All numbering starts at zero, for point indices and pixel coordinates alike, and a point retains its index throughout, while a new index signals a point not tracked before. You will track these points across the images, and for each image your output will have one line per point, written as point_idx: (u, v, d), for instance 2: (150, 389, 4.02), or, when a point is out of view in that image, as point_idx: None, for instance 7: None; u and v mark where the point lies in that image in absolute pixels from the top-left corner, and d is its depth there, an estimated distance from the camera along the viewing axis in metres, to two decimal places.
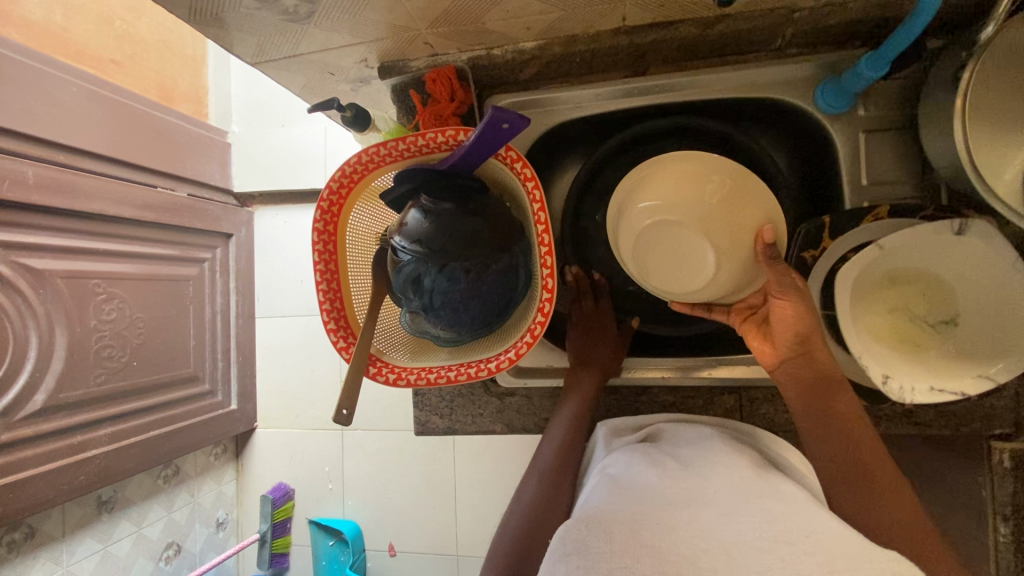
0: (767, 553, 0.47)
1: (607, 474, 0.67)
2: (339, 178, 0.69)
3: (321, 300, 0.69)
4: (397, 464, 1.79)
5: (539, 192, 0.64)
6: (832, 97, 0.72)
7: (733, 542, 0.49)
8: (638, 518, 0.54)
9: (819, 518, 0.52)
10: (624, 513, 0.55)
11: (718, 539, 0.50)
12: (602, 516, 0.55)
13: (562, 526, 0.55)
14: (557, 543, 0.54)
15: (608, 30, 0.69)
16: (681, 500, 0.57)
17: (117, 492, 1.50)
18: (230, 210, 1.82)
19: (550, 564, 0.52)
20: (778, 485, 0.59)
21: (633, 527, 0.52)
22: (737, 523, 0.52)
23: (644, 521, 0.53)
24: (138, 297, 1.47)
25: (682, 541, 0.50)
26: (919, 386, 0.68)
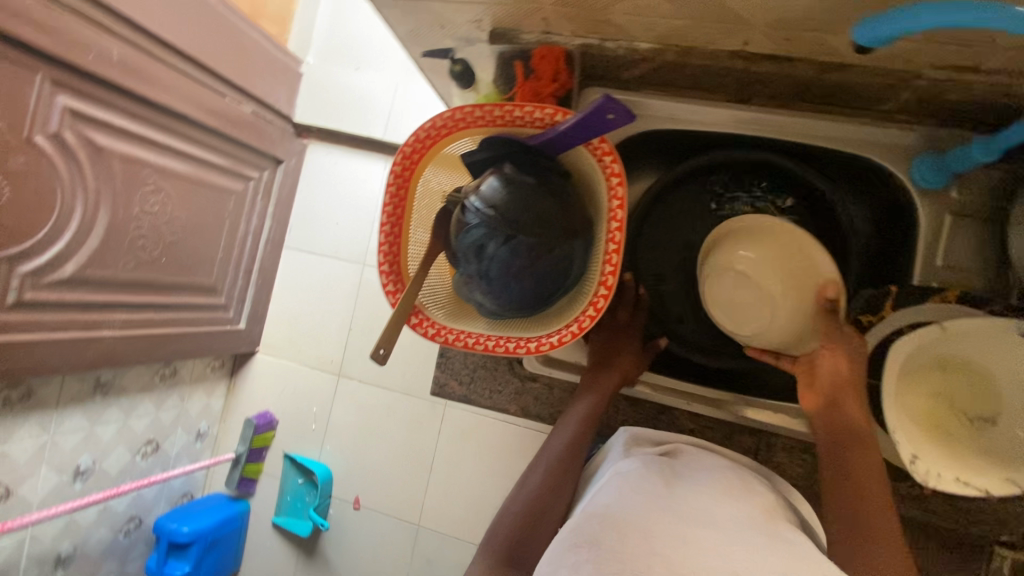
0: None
1: (617, 477, 0.67)
2: (429, 129, 0.70)
3: (381, 240, 0.72)
4: (384, 421, 1.81)
5: (622, 190, 0.65)
6: (931, 172, 0.76)
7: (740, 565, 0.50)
8: (652, 524, 0.54)
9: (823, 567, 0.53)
10: (637, 519, 0.55)
11: (729, 560, 0.50)
12: (616, 518, 0.55)
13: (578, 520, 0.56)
14: (570, 535, 0.54)
15: (727, 50, 0.67)
16: (692, 516, 0.57)
17: (115, 377, 1.53)
18: (286, 138, 1.83)
19: (560, 552, 0.53)
20: (786, 530, 0.59)
21: (647, 533, 0.53)
22: (748, 555, 0.52)
23: (656, 529, 0.53)
24: (182, 196, 1.49)
25: (695, 552, 0.51)
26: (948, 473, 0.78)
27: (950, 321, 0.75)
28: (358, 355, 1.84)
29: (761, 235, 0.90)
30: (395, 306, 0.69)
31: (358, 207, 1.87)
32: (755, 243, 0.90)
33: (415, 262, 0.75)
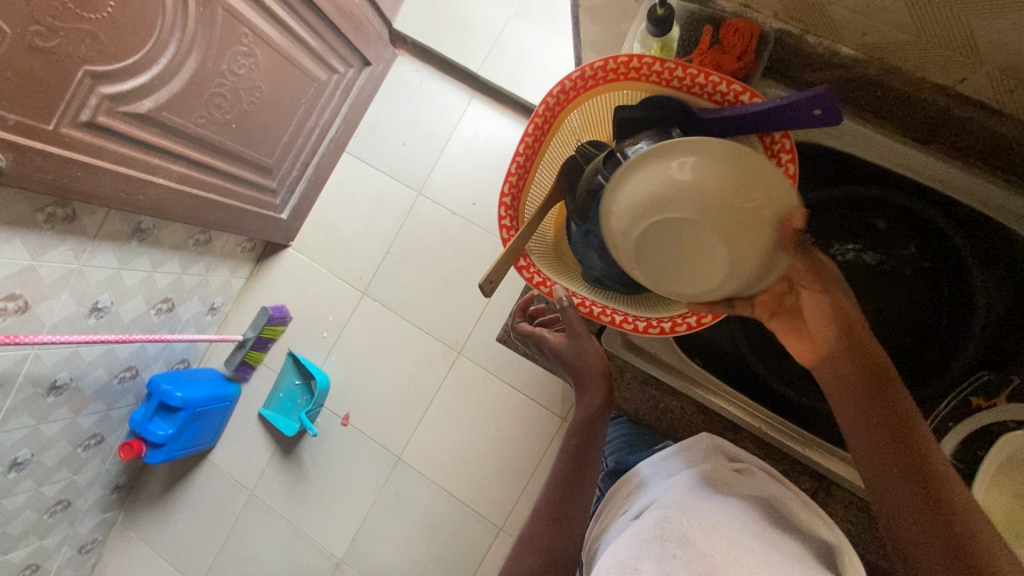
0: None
1: (695, 479, 0.74)
2: (598, 68, 0.67)
3: (511, 169, 0.67)
4: (394, 350, 1.80)
5: (793, 192, 0.65)
6: None
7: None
8: (734, 534, 0.63)
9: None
10: (719, 530, 0.63)
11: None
12: (704, 524, 0.63)
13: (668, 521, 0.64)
14: (663, 532, 0.63)
15: (935, 84, 0.74)
16: (765, 537, 0.64)
17: (155, 228, 1.50)
18: (380, 42, 1.76)
19: (652, 542, 0.62)
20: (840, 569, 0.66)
21: (730, 543, 0.61)
22: None
23: (738, 544, 0.61)
24: (269, 68, 1.43)
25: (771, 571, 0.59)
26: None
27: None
28: (388, 280, 1.82)
29: (677, 151, 0.61)
30: (509, 240, 0.66)
31: (429, 136, 1.81)
32: (673, 164, 0.61)
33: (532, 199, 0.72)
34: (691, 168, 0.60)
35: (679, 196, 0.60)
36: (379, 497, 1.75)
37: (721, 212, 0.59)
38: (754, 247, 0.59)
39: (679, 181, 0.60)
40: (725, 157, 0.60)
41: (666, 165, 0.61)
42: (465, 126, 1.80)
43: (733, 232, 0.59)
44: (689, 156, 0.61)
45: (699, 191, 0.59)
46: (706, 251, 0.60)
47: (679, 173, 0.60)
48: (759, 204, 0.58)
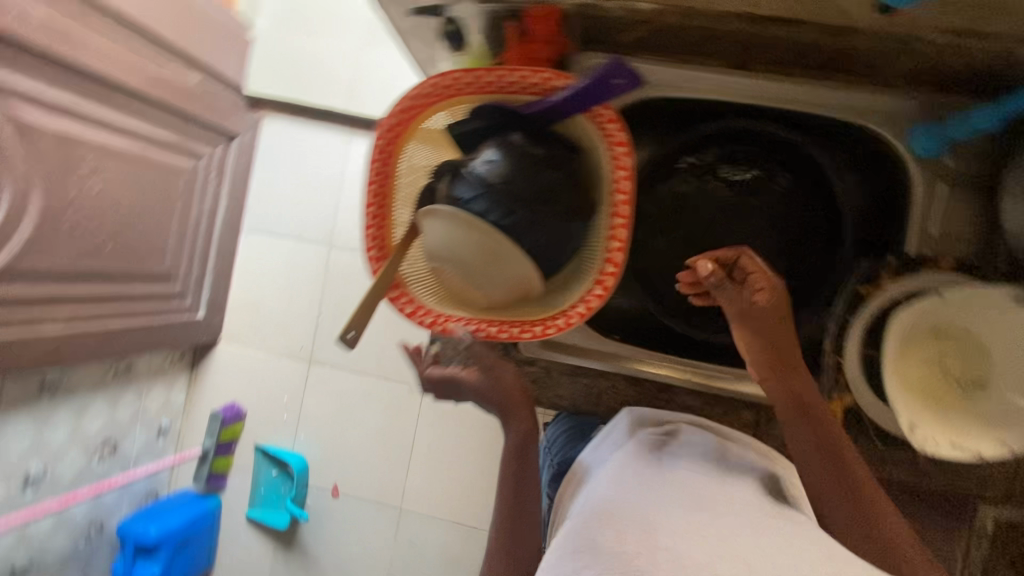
0: (784, 563, 0.44)
1: (623, 467, 0.63)
2: (412, 97, 0.62)
3: (366, 223, 0.64)
4: (360, 407, 1.75)
5: (629, 159, 0.59)
6: (929, 141, 0.67)
7: (747, 546, 0.47)
8: (657, 515, 0.51)
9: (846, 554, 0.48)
10: (636, 517, 0.51)
11: (736, 543, 0.47)
12: (618, 517, 0.52)
13: (581, 524, 0.53)
14: (572, 538, 0.52)
15: (731, 13, 0.62)
16: (699, 504, 0.53)
17: (64, 377, 1.41)
18: (239, 111, 1.68)
19: (558, 561, 0.51)
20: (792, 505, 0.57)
21: (648, 529, 0.49)
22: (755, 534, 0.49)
23: (658, 522, 0.50)
24: (126, 178, 1.35)
25: (704, 538, 0.48)
26: (943, 443, 0.62)
27: (952, 291, 0.62)
28: (330, 341, 1.76)
29: (429, 231, 0.61)
30: (375, 278, 0.62)
31: (324, 192, 1.77)
32: (434, 240, 0.61)
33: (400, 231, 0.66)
34: (442, 240, 0.61)
35: (452, 261, 0.61)
36: (394, 554, 1.72)
37: (478, 258, 0.60)
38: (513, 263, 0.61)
39: (445, 252, 0.61)
40: (446, 222, 0.60)
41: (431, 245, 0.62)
42: (353, 166, 1.75)
43: (497, 266, 0.61)
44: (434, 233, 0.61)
45: (446, 249, 0.61)
46: (497, 282, 0.62)
47: (439, 247, 0.61)
48: (490, 243, 0.59)
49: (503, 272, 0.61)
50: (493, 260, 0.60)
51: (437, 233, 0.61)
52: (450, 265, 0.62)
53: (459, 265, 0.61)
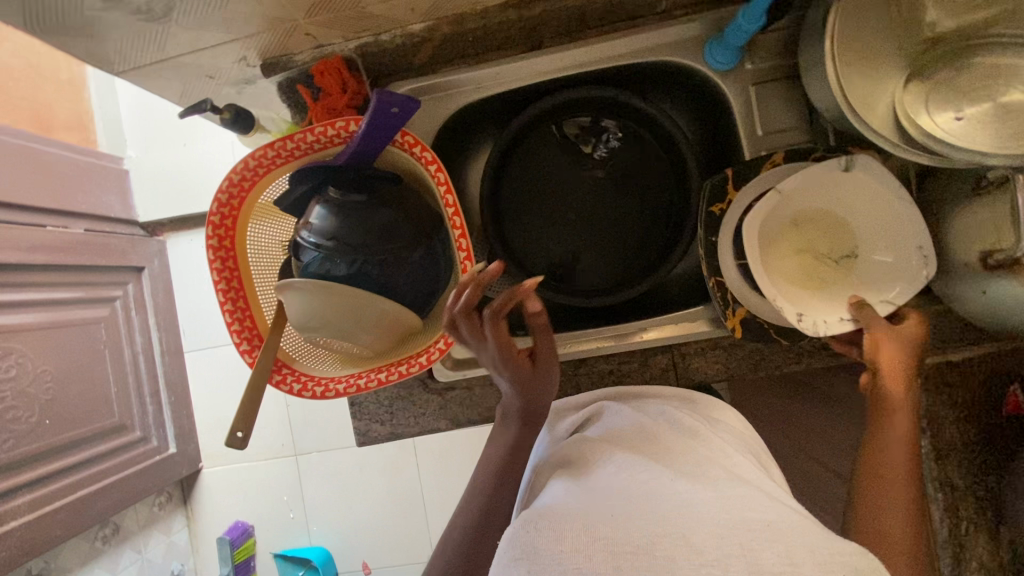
0: (728, 538, 0.44)
1: (558, 466, 0.61)
2: (227, 188, 0.62)
3: (228, 321, 0.63)
4: (359, 480, 1.66)
5: (443, 174, 0.60)
6: (721, 54, 0.68)
7: (688, 525, 0.46)
8: (596, 504, 0.50)
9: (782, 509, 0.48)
10: (578, 509, 0.49)
11: (676, 523, 0.46)
12: (552, 512, 0.50)
13: (512, 523, 0.50)
14: (503, 545, 0.49)
15: (495, 5, 0.65)
16: (635, 487, 0.51)
17: (50, 562, 1.38)
18: (138, 241, 1.61)
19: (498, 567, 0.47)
20: (733, 458, 0.56)
21: (583, 519, 0.48)
22: (695, 509, 0.47)
23: (600, 512, 0.48)
24: (43, 348, 1.31)
25: (641, 523, 0.46)
26: (831, 318, 0.64)
27: (786, 181, 0.65)
28: (305, 426, 1.69)
29: (291, 309, 0.60)
30: (252, 368, 0.62)
31: None
32: (297, 315, 0.61)
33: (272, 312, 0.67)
34: (305, 313, 0.60)
35: (322, 327, 0.61)
36: None
37: (342, 314, 0.60)
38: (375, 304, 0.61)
39: (312, 322, 0.61)
40: (299, 293, 0.59)
41: (298, 321, 0.61)
42: None
43: (363, 313, 0.61)
44: (295, 310, 0.60)
45: (311, 318, 0.60)
46: (372, 328, 0.62)
47: (305, 320, 0.61)
48: (345, 296, 0.59)
49: (369, 320, 0.62)
50: (357, 308, 0.60)
51: (297, 308, 0.60)
52: (322, 332, 0.61)
53: (329, 328, 0.61)
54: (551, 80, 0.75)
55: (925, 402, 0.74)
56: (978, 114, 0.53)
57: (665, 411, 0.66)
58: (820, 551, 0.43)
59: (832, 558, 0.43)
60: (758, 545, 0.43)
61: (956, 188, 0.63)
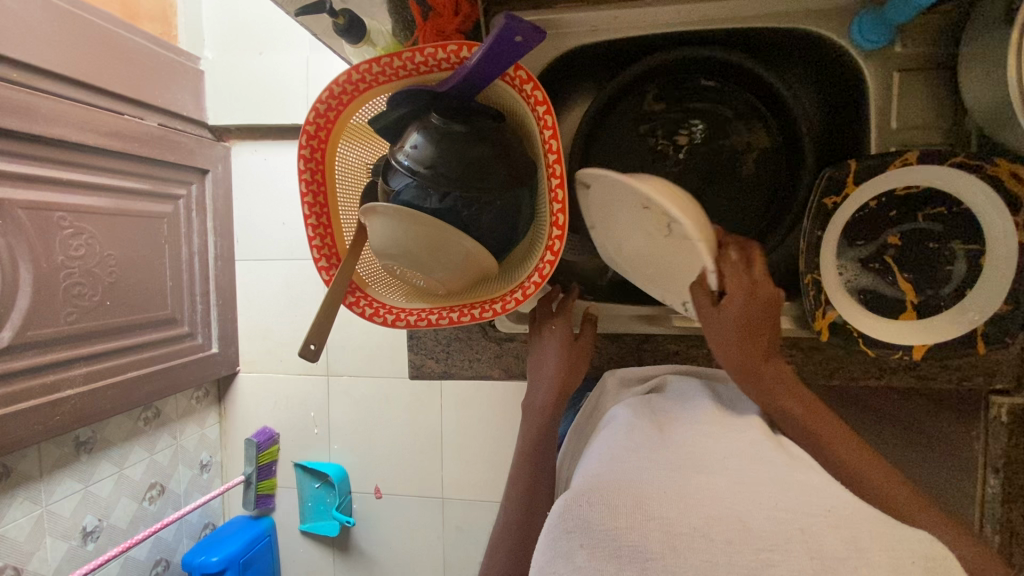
0: (788, 521, 0.42)
1: (608, 435, 0.60)
2: (327, 99, 0.60)
3: (309, 234, 0.62)
4: (383, 411, 1.68)
5: (551, 118, 0.57)
6: (871, 32, 0.61)
7: (749, 513, 0.43)
8: (640, 481, 0.47)
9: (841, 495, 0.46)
10: (628, 481, 0.47)
11: (733, 509, 0.43)
12: (601, 487, 0.47)
13: (557, 499, 0.47)
14: (550, 521, 0.46)
15: None
16: (691, 469, 0.48)
17: (96, 433, 1.45)
18: (205, 144, 1.63)
19: (546, 538, 0.45)
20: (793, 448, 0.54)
21: (638, 498, 0.45)
22: (753, 493, 0.45)
23: (649, 490, 0.46)
24: (109, 232, 1.34)
25: (699, 505, 0.44)
26: None
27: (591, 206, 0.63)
28: (339, 351, 1.70)
29: (372, 232, 0.59)
30: (328, 285, 0.61)
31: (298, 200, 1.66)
32: (377, 239, 0.60)
33: (350, 232, 0.66)
34: (386, 239, 0.59)
35: (399, 256, 0.60)
36: (447, 541, 1.66)
37: (420, 247, 0.58)
38: (455, 242, 0.59)
39: (390, 248, 0.59)
40: (382, 219, 0.58)
41: (377, 244, 0.60)
42: None
43: (442, 249, 0.59)
44: (376, 234, 0.59)
45: (391, 245, 0.59)
46: (448, 265, 0.60)
47: (384, 245, 0.60)
48: (428, 228, 0.57)
49: (449, 257, 0.60)
50: (438, 244, 0.58)
51: (377, 232, 0.59)
52: (399, 261, 0.60)
53: (406, 257, 0.59)
54: (673, 31, 0.69)
55: (1004, 444, 0.70)
56: None
57: (733, 397, 0.63)
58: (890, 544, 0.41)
59: (907, 555, 0.40)
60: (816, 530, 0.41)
61: None
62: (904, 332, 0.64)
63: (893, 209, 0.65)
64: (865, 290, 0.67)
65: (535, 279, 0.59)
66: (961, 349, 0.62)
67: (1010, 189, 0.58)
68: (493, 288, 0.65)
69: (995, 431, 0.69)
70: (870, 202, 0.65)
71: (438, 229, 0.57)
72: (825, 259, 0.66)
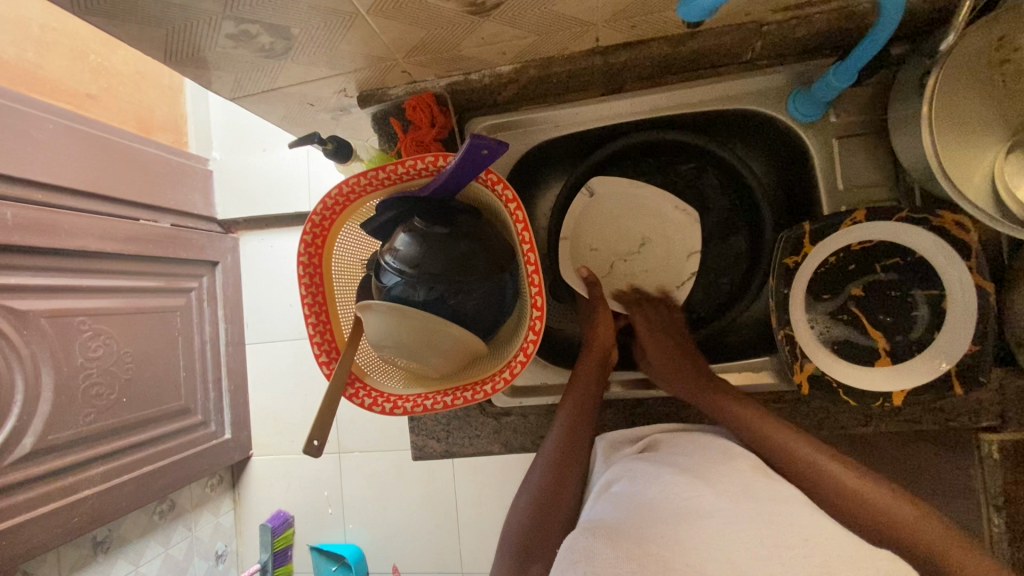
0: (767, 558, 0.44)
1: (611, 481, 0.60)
2: (322, 211, 0.66)
3: (310, 332, 0.67)
4: (396, 485, 1.67)
5: (522, 213, 0.63)
6: (804, 106, 0.68)
7: (733, 545, 0.45)
8: (644, 523, 0.49)
9: (818, 523, 0.48)
10: (630, 525, 0.49)
11: (721, 543, 0.45)
12: (610, 529, 0.49)
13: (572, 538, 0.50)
14: (564, 557, 0.49)
15: (582, 51, 0.69)
16: (687, 502, 0.50)
17: (112, 531, 1.45)
18: (215, 238, 1.72)
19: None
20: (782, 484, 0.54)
21: (639, 538, 0.47)
22: (741, 528, 0.46)
23: (648, 531, 0.48)
24: (126, 331, 1.40)
25: (693, 543, 0.45)
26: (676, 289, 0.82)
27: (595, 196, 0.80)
28: (348, 427, 1.72)
29: (369, 324, 0.64)
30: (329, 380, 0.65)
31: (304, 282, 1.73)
32: (374, 331, 0.64)
33: (348, 325, 0.71)
34: (384, 332, 0.63)
35: (395, 346, 0.64)
36: None
37: (414, 338, 0.63)
38: (444, 332, 0.63)
39: (388, 338, 0.64)
40: (377, 314, 0.62)
41: (374, 335, 0.65)
42: None
43: (435, 338, 0.63)
44: (374, 327, 0.64)
45: (387, 338, 0.64)
46: (440, 351, 0.65)
47: (382, 337, 0.64)
48: (419, 320, 0.62)
49: (441, 346, 0.64)
50: (429, 335, 0.63)
51: (374, 325, 0.64)
52: (395, 351, 0.65)
53: (402, 347, 0.64)
54: (628, 119, 0.77)
55: (1002, 480, 0.67)
56: None
57: (716, 441, 0.62)
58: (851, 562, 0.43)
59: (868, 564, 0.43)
60: (789, 559, 0.44)
61: None
62: (881, 380, 0.67)
63: (853, 263, 0.69)
64: (838, 340, 0.70)
65: (524, 357, 0.63)
66: (940, 394, 0.65)
67: (958, 236, 0.63)
68: (487, 367, 0.69)
69: (992, 469, 0.68)
70: (830, 257, 0.69)
71: (429, 322, 0.62)
72: (795, 313, 0.70)
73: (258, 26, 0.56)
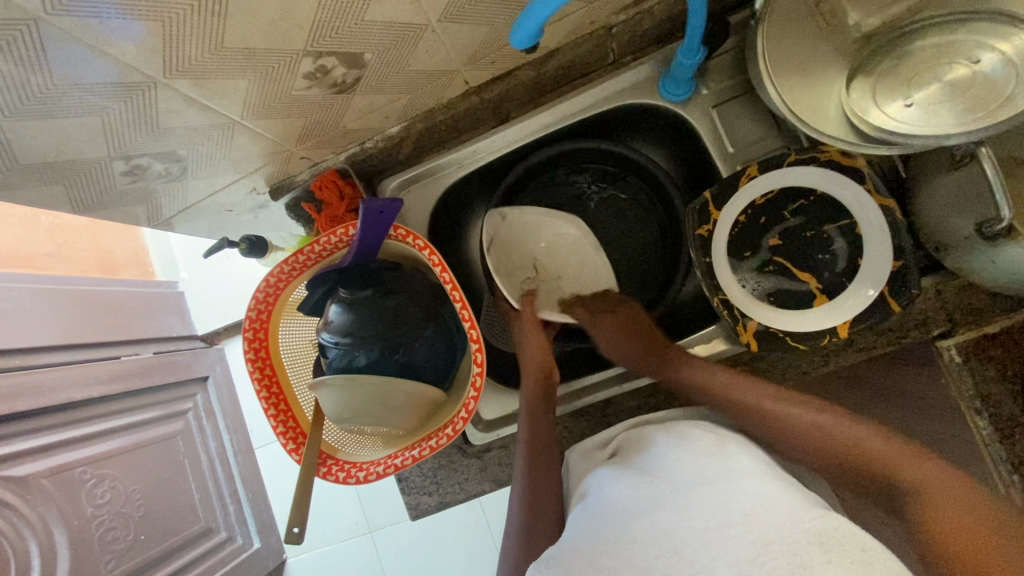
0: (712, 533, 0.44)
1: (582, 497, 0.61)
2: (256, 305, 0.68)
3: (273, 423, 0.68)
4: (435, 551, 1.63)
5: (436, 255, 0.64)
6: (674, 87, 0.72)
7: (682, 539, 0.45)
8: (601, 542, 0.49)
9: (766, 492, 0.48)
10: (587, 542, 0.50)
11: (672, 538, 0.46)
12: (566, 554, 0.51)
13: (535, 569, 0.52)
14: None
15: (458, 95, 0.73)
16: (641, 504, 0.51)
17: None
18: (199, 353, 1.70)
19: None
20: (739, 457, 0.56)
21: (591, 553, 0.48)
22: (690, 518, 0.47)
23: (601, 544, 0.49)
24: (130, 470, 1.33)
25: (642, 549, 0.46)
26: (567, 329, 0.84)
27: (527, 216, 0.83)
28: (373, 504, 1.70)
29: (327, 404, 0.65)
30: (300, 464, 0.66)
31: None
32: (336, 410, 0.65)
33: (309, 407, 0.73)
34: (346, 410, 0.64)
35: (358, 419, 0.65)
36: None
37: (373, 404, 0.64)
38: (397, 389, 0.65)
39: (349, 413, 0.64)
40: (332, 392, 0.64)
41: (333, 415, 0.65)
42: None
43: (390, 400, 0.65)
44: (332, 406, 0.64)
45: (347, 413, 0.64)
46: (398, 410, 0.66)
47: (343, 414, 0.64)
48: (373, 386, 0.64)
49: (396, 403, 0.66)
50: (386, 395, 0.65)
51: (334, 407, 0.64)
52: (356, 424, 0.65)
53: (363, 418, 0.64)
54: (525, 143, 0.81)
55: (972, 383, 0.69)
56: (927, 98, 0.53)
57: (678, 428, 0.63)
58: (790, 527, 0.43)
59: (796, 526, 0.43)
60: (738, 535, 0.44)
61: (938, 163, 0.60)
62: (823, 318, 0.68)
63: (762, 216, 0.72)
64: (772, 292, 0.72)
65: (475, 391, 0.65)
66: (880, 318, 0.65)
67: (846, 165, 0.66)
68: (448, 409, 0.70)
69: (958, 373, 0.69)
70: (740, 216, 0.72)
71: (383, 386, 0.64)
72: (724, 278, 0.71)
73: (149, 156, 0.59)
